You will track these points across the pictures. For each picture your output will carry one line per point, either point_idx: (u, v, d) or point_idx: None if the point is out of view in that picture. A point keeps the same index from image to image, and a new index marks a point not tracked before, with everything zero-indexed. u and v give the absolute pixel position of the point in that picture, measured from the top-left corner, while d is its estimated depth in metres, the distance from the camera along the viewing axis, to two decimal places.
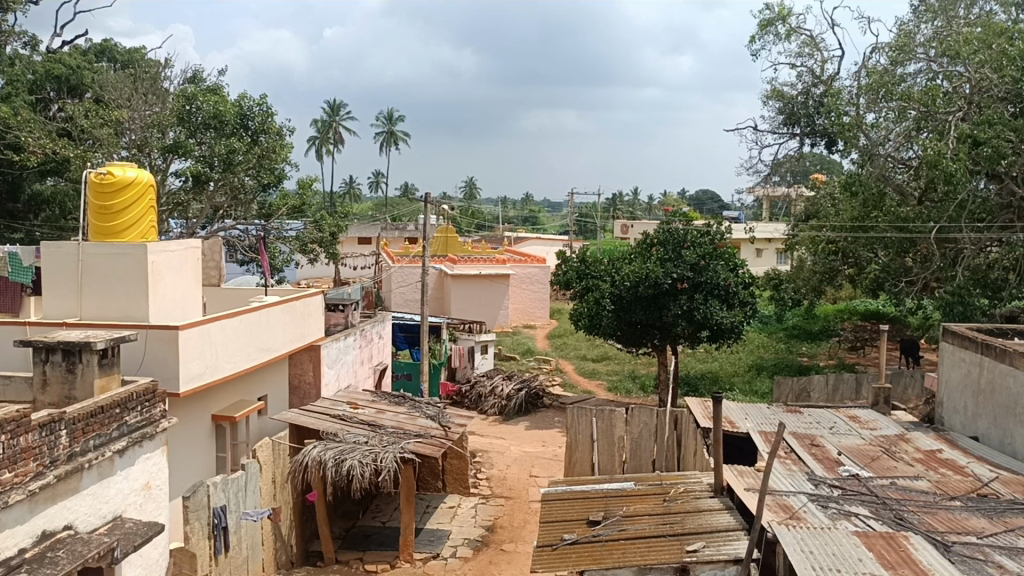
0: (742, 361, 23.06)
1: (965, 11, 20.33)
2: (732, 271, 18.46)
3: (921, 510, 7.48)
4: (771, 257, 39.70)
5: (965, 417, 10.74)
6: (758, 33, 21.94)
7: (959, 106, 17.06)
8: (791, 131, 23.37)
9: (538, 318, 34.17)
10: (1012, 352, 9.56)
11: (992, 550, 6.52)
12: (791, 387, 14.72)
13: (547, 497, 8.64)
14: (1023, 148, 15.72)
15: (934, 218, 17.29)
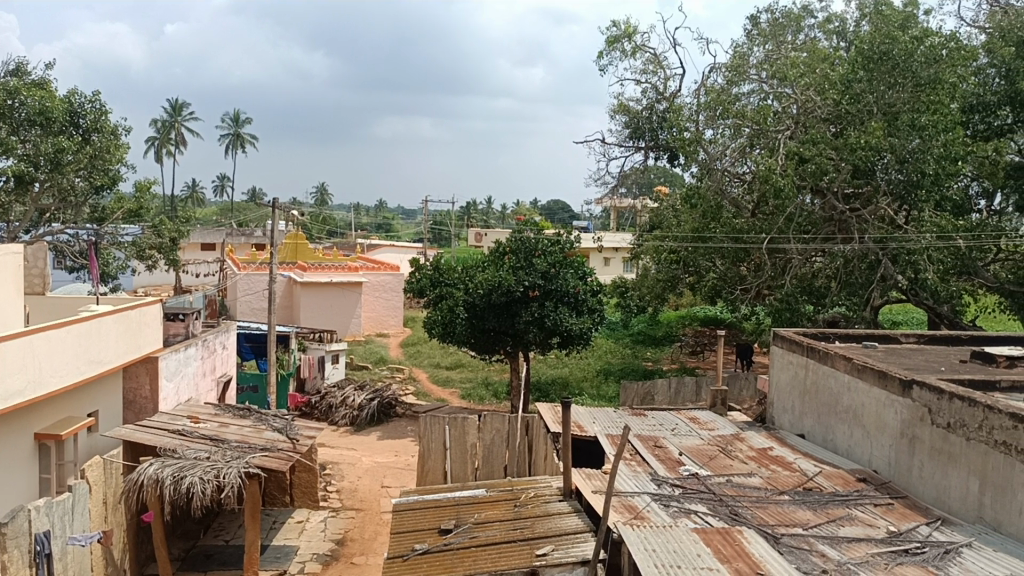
0: (591, 366, 23.72)
1: (793, 36, 21.81)
2: (581, 279, 19.00)
3: (754, 505, 7.94)
4: (618, 265, 41.08)
5: (793, 416, 11.48)
6: (606, 48, 22.68)
7: (787, 124, 18.32)
8: (637, 145, 24.25)
9: (391, 327, 33.88)
10: (833, 354, 10.31)
11: (816, 540, 7.01)
12: (637, 391, 15.17)
13: (398, 506, 8.56)
14: (843, 166, 17.03)
15: (766, 230, 18.47)
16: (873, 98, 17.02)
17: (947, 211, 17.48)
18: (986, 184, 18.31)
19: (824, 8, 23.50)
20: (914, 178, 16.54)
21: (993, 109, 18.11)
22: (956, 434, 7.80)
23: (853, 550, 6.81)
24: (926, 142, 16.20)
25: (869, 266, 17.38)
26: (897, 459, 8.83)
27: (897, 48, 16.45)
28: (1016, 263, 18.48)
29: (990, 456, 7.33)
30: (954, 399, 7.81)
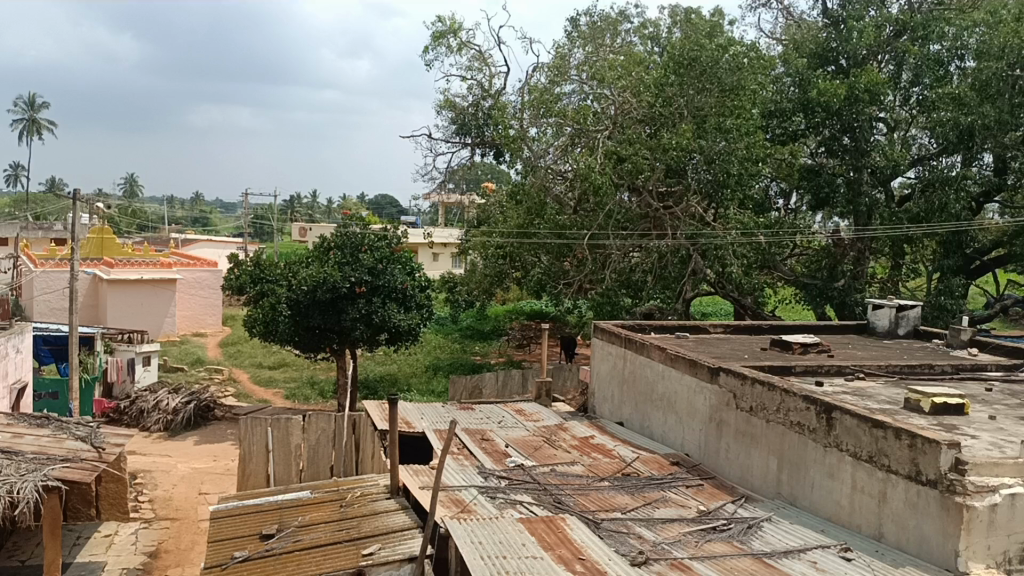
0: (419, 362, 23.66)
1: (611, 39, 22.66)
2: (409, 274, 18.95)
3: (576, 492, 8.20)
4: (447, 261, 41.24)
5: (613, 405, 11.95)
6: (431, 43, 22.64)
7: (605, 124, 18.92)
8: (463, 141, 24.39)
9: (209, 326, 32.38)
10: (649, 345, 10.82)
11: (633, 523, 7.34)
12: (465, 386, 15.27)
13: (216, 514, 8.18)
14: (657, 165, 17.89)
15: (586, 226, 19.05)
16: (684, 102, 18.08)
17: (749, 210, 18.89)
18: (784, 185, 19.82)
19: (640, 14, 24.55)
20: (720, 178, 17.76)
21: (789, 115, 19.39)
22: (758, 417, 8.40)
23: (667, 531, 7.19)
24: (731, 144, 17.54)
25: (680, 261, 18.43)
26: (706, 442, 9.39)
27: (704, 55, 17.65)
28: (810, 258, 20.32)
29: (787, 436, 7.94)
30: (756, 384, 8.41)
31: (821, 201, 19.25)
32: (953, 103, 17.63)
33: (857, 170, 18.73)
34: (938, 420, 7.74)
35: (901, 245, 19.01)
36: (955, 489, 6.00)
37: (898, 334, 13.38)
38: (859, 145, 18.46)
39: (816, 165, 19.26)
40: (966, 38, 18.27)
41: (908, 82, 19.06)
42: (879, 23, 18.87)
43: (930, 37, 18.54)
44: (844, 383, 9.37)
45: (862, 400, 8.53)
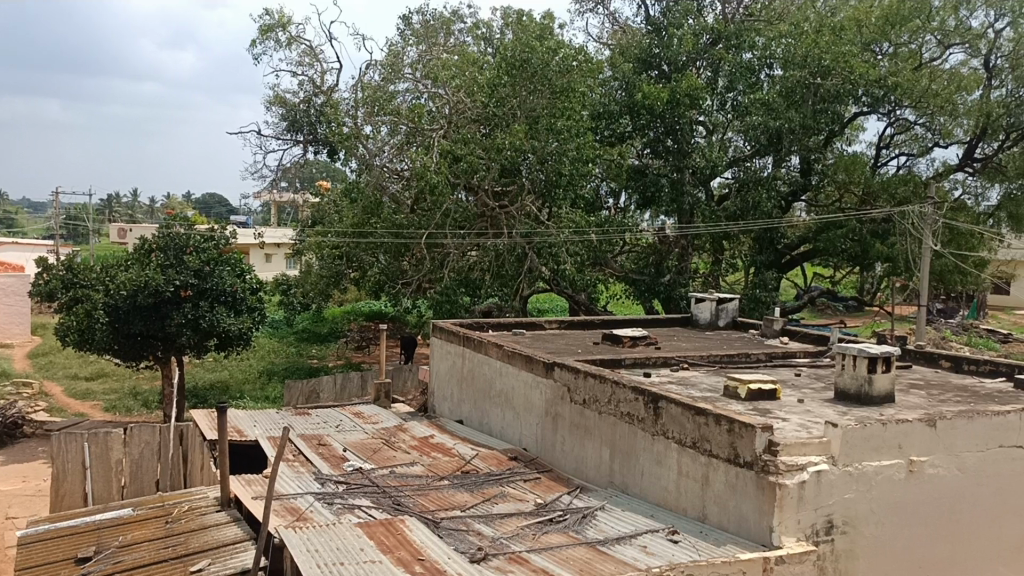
0: (252, 367, 22.82)
1: (444, 38, 22.67)
2: (239, 276, 18.27)
3: (415, 493, 8.16)
4: (280, 262, 40.05)
5: (452, 403, 11.98)
6: (258, 37, 21.85)
7: (440, 124, 18.99)
8: (294, 138, 23.75)
9: (16, 336, 29.88)
10: (486, 342, 10.94)
11: (473, 520, 7.39)
12: (301, 390, 14.93)
13: (24, 539, 7.53)
14: (492, 165, 18.13)
15: (424, 225, 18.84)
16: (516, 102, 18.31)
17: (581, 208, 19.48)
18: (614, 185, 20.50)
19: (473, 14, 24.72)
20: (553, 178, 18.36)
21: (616, 118, 20.13)
22: (591, 409, 8.67)
23: (505, 525, 7.28)
24: (563, 145, 18.17)
25: (517, 259, 18.76)
26: (543, 436, 9.60)
27: (534, 57, 17.87)
28: (638, 256, 20.96)
29: (618, 427, 8.24)
30: (589, 377, 8.67)
31: (647, 199, 20.23)
32: (764, 108, 18.86)
33: (680, 170, 19.70)
34: (753, 406, 8.27)
35: (720, 241, 20.24)
36: (769, 469, 6.43)
37: (719, 326, 14.21)
38: (681, 147, 19.47)
39: (641, 166, 20.28)
40: (774, 48, 19.50)
41: (724, 89, 19.99)
42: (697, 32, 19.88)
43: (742, 46, 19.82)
44: (669, 374, 9.85)
45: (686, 389, 9.00)
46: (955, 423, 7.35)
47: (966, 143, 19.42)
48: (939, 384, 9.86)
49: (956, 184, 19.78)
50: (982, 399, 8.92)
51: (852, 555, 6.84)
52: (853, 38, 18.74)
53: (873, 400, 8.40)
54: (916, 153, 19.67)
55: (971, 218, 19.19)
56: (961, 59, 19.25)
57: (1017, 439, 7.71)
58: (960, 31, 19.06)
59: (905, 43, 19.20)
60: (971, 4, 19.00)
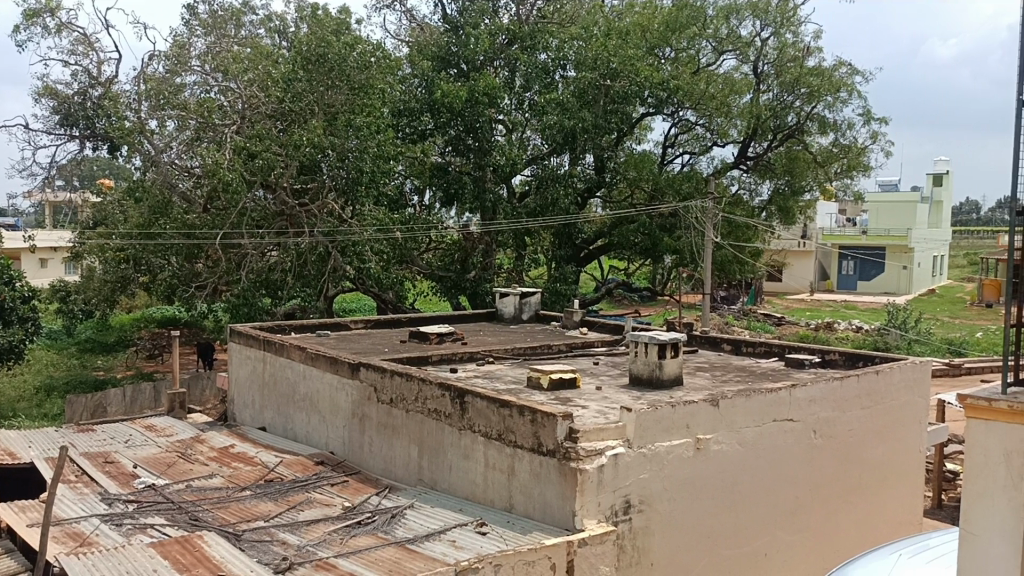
0: (28, 383, 20.81)
1: (235, 30, 21.71)
2: (7, 284, 16.57)
3: (215, 506, 7.77)
4: (59, 267, 36.98)
5: (254, 410, 11.52)
6: (22, 22, 19.92)
7: (232, 119, 18.18)
8: (69, 133, 21.84)
9: None
10: (288, 345, 10.61)
11: (277, 529, 7.14)
12: (85, 404, 13.78)
13: None
14: (290, 163, 17.58)
15: (217, 225, 18.13)
16: (313, 97, 17.87)
17: (384, 206, 19.35)
18: (417, 183, 20.43)
19: (265, 6, 23.82)
20: (354, 176, 18.14)
21: (417, 115, 20.15)
22: (397, 408, 8.62)
23: (312, 532, 7.09)
24: (362, 142, 17.99)
25: (319, 259, 18.25)
26: (350, 438, 9.43)
27: (331, 52, 17.67)
28: (444, 253, 20.91)
29: (425, 424, 8.24)
30: (395, 376, 8.61)
31: (451, 197, 20.28)
32: (558, 108, 19.40)
33: (480, 168, 20.05)
34: (555, 395, 8.54)
35: (523, 238, 20.59)
36: (570, 456, 6.67)
37: (522, 319, 14.55)
38: (482, 145, 19.77)
39: (443, 164, 20.28)
40: (567, 50, 20.35)
41: (520, 88, 20.45)
42: (492, 31, 20.19)
43: (536, 47, 20.46)
44: (475, 368, 9.97)
45: (491, 382, 9.15)
46: (736, 402, 7.95)
47: (740, 143, 21.02)
48: (721, 366, 10.63)
49: (733, 181, 21.37)
50: (758, 378, 9.72)
51: (649, 532, 7.22)
52: (638, 42, 19.70)
53: (664, 383, 8.94)
54: (697, 151, 21.09)
55: (746, 213, 20.87)
56: (733, 65, 20.81)
57: (788, 412, 8.46)
58: (732, 39, 20.60)
59: (685, 48, 20.45)
60: (740, 13, 20.50)
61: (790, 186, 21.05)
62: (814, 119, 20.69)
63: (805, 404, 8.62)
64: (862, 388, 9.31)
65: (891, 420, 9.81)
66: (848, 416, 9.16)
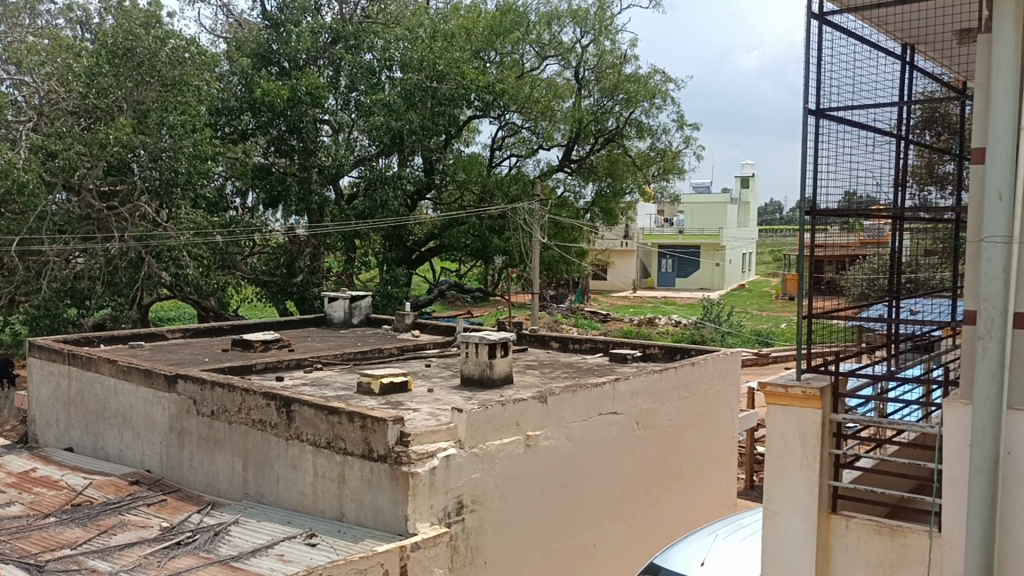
0: None
1: (30, 20, 20.09)
2: None
3: (13, 537, 7.11)
4: None
5: (59, 429, 10.65)
6: None
7: (29, 117, 16.99)
8: None
9: None
10: (96, 359, 9.90)
11: (86, 557, 6.62)
12: None
13: None
14: (96, 163, 16.46)
15: (13, 231, 16.56)
16: (120, 94, 16.77)
17: (202, 208, 18.52)
18: (239, 184, 19.60)
19: None
20: (168, 176, 17.16)
21: (236, 114, 19.39)
22: (220, 420, 8.23)
23: (125, 557, 6.61)
24: (176, 141, 17.07)
25: (132, 265, 17.09)
26: (168, 454, 8.92)
27: (140, 46, 16.61)
28: (268, 257, 20.38)
29: (250, 435, 7.91)
30: (216, 387, 8.22)
31: (275, 198, 19.65)
32: (385, 109, 19.25)
33: (306, 169, 19.55)
34: (386, 400, 8.45)
35: (352, 241, 20.25)
36: (402, 460, 6.60)
37: (353, 324, 14.30)
38: (306, 146, 19.30)
39: (266, 165, 19.65)
40: (392, 50, 20.07)
41: (345, 88, 20.09)
42: (315, 30, 19.70)
43: (361, 47, 20.12)
44: (303, 376, 9.69)
45: (319, 390, 8.91)
46: (563, 398, 8.17)
47: (564, 146, 21.63)
48: (550, 364, 10.88)
49: (558, 183, 21.89)
50: (584, 374, 10.04)
51: (481, 531, 7.28)
52: (463, 45, 19.89)
53: (494, 382, 9.04)
54: (524, 154, 21.49)
55: (572, 214, 21.41)
56: (556, 70, 21.33)
57: (612, 406, 8.78)
58: (554, 44, 21.12)
59: (509, 52, 20.83)
60: (561, 20, 21.11)
61: (611, 188, 21.85)
62: (632, 124, 21.61)
63: (627, 397, 8.99)
64: (679, 380, 9.80)
65: (706, 408, 10.41)
66: (667, 407, 9.63)
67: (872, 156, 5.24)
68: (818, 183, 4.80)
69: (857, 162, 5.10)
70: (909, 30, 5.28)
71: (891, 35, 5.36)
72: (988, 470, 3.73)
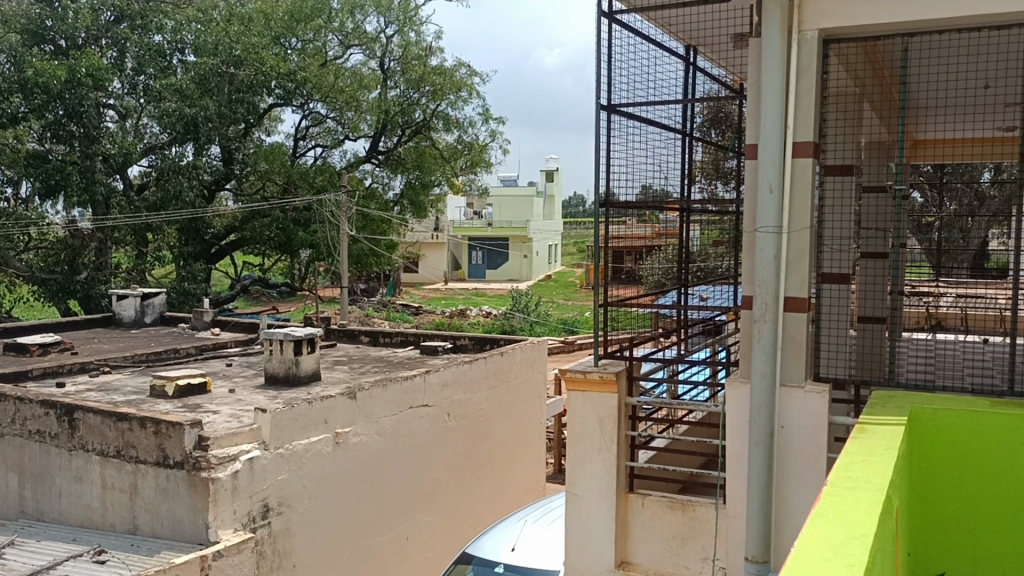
0: None
1: None
2: None
3: None
4: None
5: None
6: None
7: None
8: None
9: None
10: None
11: None
12: None
13: None
14: None
15: None
16: None
17: None
18: (10, 173, 17.85)
19: None
20: None
21: None
22: None
23: None
24: None
25: None
26: None
27: None
28: (46, 252, 18.73)
29: (26, 448, 7.23)
30: None
31: (53, 189, 18.03)
32: (177, 94, 18.17)
33: (88, 158, 17.94)
34: (182, 403, 7.98)
35: (143, 234, 19.06)
36: (200, 466, 6.24)
37: (145, 323, 13.41)
38: (89, 132, 17.80)
39: (42, 152, 17.92)
40: (184, 32, 18.99)
41: (132, 71, 18.79)
42: (95, 6, 18.23)
43: (148, 28, 18.85)
44: (88, 380, 8.96)
45: (107, 395, 8.27)
46: (372, 394, 8.06)
47: (371, 137, 21.35)
48: (359, 358, 10.71)
49: (365, 175, 21.57)
50: (394, 367, 9.96)
51: (289, 534, 7.04)
52: (261, 30, 19.17)
53: (300, 380, 8.78)
54: (329, 145, 20.99)
55: (380, 206, 21.19)
56: (360, 60, 21.00)
57: (423, 398, 8.78)
58: (357, 33, 20.77)
59: (311, 40, 20.22)
60: (364, 9, 20.80)
61: (420, 180, 21.81)
62: (439, 117, 21.69)
63: (438, 389, 9.01)
64: (488, 370, 9.96)
65: (516, 396, 10.64)
66: (477, 397, 9.75)
67: (661, 152, 5.54)
68: (611, 178, 5.00)
69: (647, 157, 5.36)
70: (691, 31, 5.60)
71: (675, 36, 5.67)
72: (765, 443, 4.04)
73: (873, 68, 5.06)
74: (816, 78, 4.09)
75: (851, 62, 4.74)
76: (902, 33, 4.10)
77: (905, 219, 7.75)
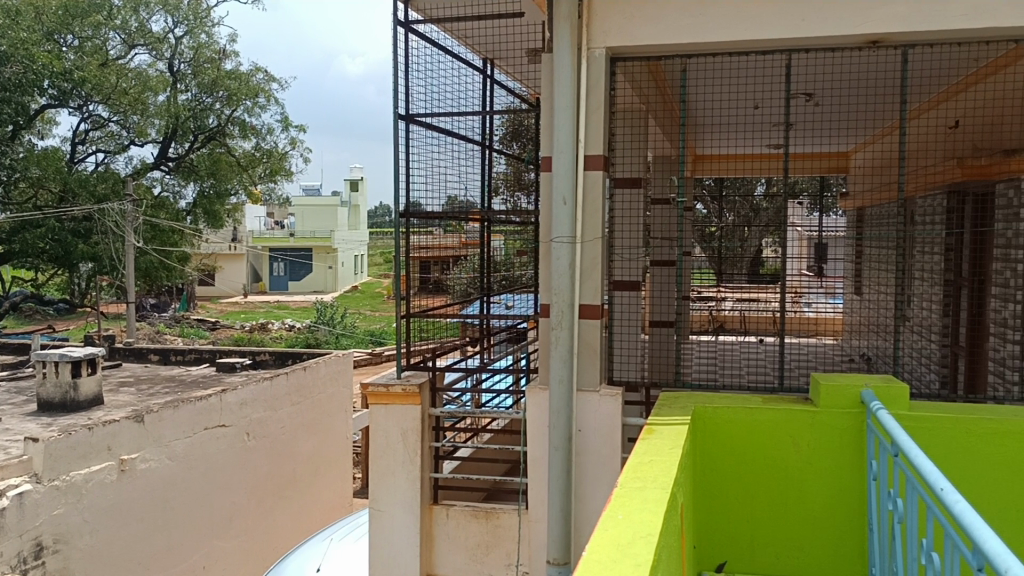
0: None
1: None
2: None
3: None
4: None
5: None
6: None
7: None
8: None
9: None
10: None
11: None
12: None
13: None
14: None
15: None
16: None
17: None
18: None
19: None
20: None
21: None
22: None
23: None
24: None
25: None
26: None
27: None
28: None
29: None
30: None
31: None
32: None
33: None
34: None
35: None
36: None
37: None
38: None
39: None
40: None
41: None
42: None
43: None
44: None
45: None
46: (161, 417, 7.57)
47: (160, 142, 20.10)
48: (147, 378, 10.02)
49: (153, 182, 20.26)
50: (187, 387, 9.41)
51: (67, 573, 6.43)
52: (32, 24, 17.39)
53: (79, 405, 8.10)
54: (112, 150, 19.56)
55: (170, 216, 19.95)
56: (146, 60, 19.73)
57: (219, 418, 8.37)
58: (142, 33, 19.52)
59: (90, 37, 18.63)
60: (149, 7, 19.60)
61: (213, 189, 20.85)
62: (235, 123, 20.86)
63: (235, 408, 8.61)
64: (290, 386, 9.64)
65: (319, 412, 10.35)
66: (279, 415, 9.39)
67: (461, 163, 5.56)
68: (411, 187, 4.95)
69: (447, 166, 5.37)
70: (488, 45, 5.68)
71: (472, 49, 5.74)
72: (564, 447, 4.15)
73: (657, 85, 5.33)
74: (604, 95, 4.26)
75: (637, 79, 4.98)
76: (681, 54, 4.36)
77: (687, 230, 8.29)
